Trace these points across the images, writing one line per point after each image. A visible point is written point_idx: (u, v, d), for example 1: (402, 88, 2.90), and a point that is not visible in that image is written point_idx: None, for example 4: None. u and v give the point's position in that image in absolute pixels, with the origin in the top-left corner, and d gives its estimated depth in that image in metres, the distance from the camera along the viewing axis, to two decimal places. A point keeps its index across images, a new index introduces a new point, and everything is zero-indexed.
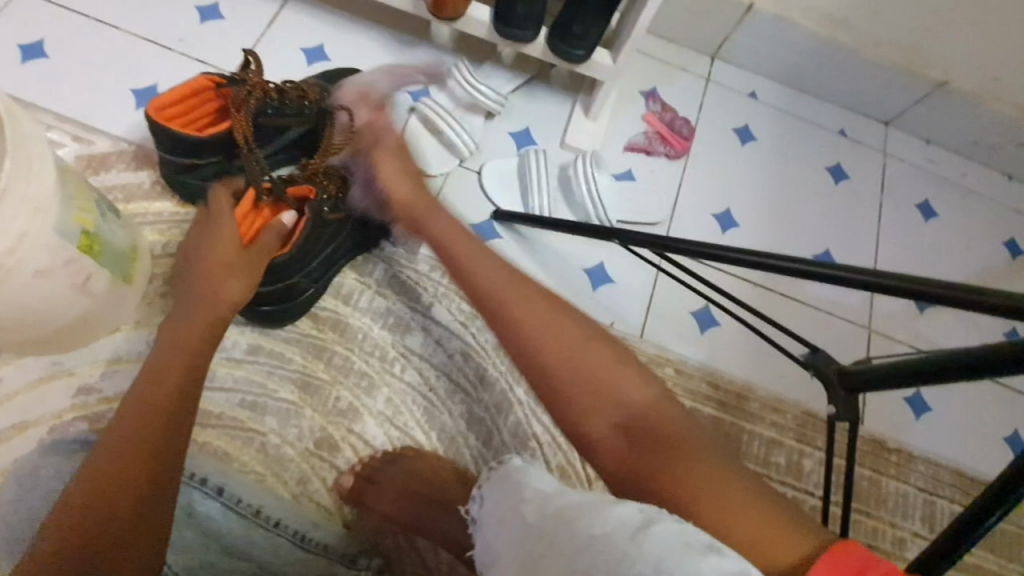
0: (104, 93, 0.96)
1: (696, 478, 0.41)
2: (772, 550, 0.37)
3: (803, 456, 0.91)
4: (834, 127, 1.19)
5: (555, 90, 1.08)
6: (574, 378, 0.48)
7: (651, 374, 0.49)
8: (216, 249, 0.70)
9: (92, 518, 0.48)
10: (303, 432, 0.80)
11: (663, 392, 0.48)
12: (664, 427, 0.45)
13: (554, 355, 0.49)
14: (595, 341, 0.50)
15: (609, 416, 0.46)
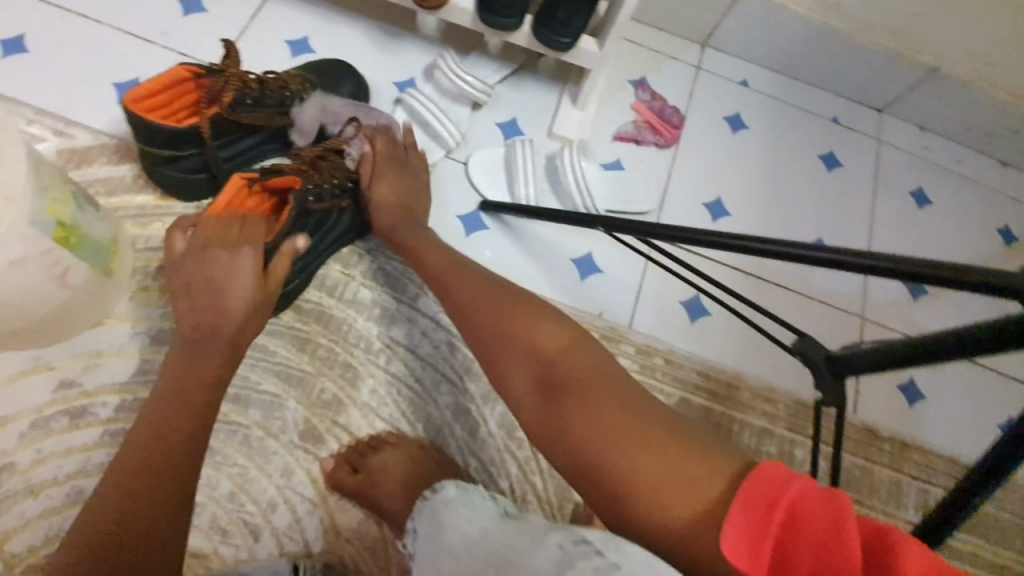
0: (86, 87, 0.95)
1: (604, 421, 0.48)
2: (669, 485, 0.44)
3: (794, 446, 0.90)
4: (827, 115, 1.18)
5: (543, 80, 1.07)
6: (503, 342, 0.57)
7: (568, 329, 0.56)
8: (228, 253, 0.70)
9: (101, 539, 0.53)
10: (287, 424, 0.79)
11: (579, 343, 0.55)
12: (575, 376, 0.52)
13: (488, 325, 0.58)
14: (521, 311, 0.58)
15: (525, 370, 0.55)
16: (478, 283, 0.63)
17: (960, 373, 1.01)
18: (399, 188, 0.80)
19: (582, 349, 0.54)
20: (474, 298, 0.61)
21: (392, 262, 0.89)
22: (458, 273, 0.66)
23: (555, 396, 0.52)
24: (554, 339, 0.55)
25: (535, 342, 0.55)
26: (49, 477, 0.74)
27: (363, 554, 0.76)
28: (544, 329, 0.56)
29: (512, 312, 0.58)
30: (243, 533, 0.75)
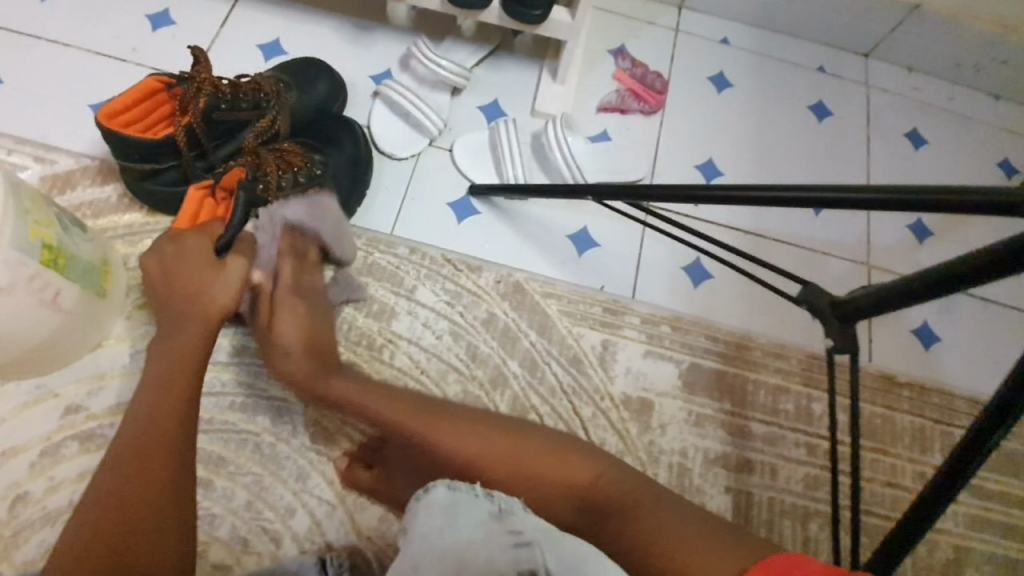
0: (62, 112, 0.94)
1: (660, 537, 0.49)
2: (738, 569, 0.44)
3: (811, 401, 0.89)
4: (812, 65, 1.15)
5: (520, 59, 1.05)
6: (532, 485, 0.57)
7: (588, 452, 0.59)
8: (193, 253, 0.69)
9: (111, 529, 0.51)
10: (297, 428, 0.79)
11: (603, 465, 0.57)
12: (614, 501, 0.54)
13: (507, 473, 0.58)
14: (536, 448, 0.59)
15: (568, 509, 0.56)
16: (476, 431, 0.62)
17: (973, 311, 1.00)
18: (306, 327, 0.72)
19: (611, 472, 0.57)
20: (481, 445, 0.60)
21: (386, 257, 0.89)
22: (449, 420, 0.64)
23: (604, 522, 0.53)
24: (582, 470, 0.57)
25: (563, 476, 0.57)
26: (65, 503, 0.74)
27: (387, 551, 0.75)
28: (571, 461, 0.58)
29: (532, 452, 0.59)
30: (265, 541, 0.74)
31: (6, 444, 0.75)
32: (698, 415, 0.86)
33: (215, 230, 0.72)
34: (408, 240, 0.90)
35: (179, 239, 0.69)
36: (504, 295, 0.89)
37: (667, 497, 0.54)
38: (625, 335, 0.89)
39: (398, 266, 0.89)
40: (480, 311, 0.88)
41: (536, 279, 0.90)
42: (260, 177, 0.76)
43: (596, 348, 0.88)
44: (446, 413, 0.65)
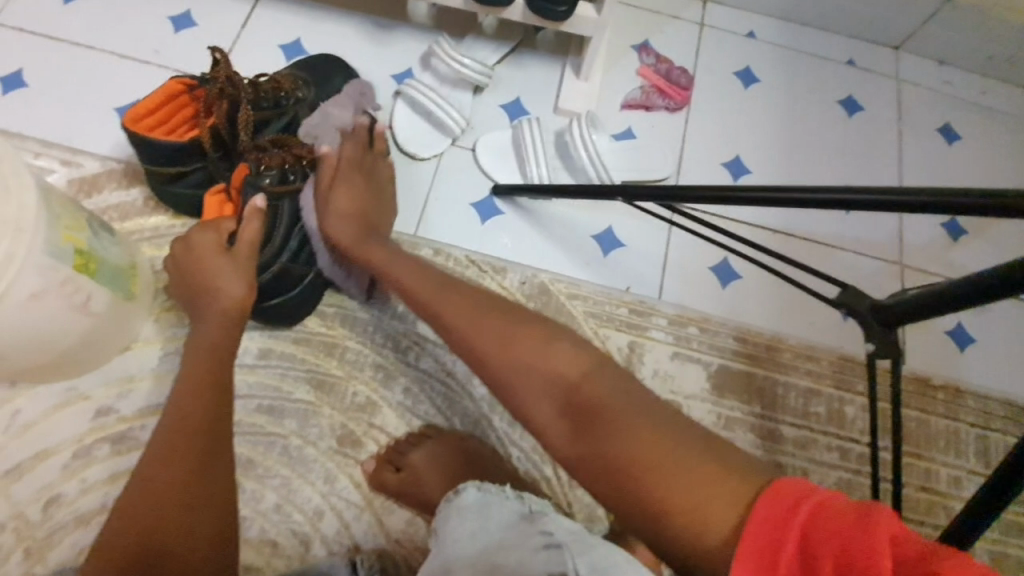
0: (87, 114, 0.95)
1: (650, 455, 0.44)
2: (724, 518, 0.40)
3: (844, 404, 0.87)
4: (841, 59, 1.12)
5: (542, 56, 1.03)
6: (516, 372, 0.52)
7: (584, 348, 0.52)
8: (203, 248, 0.70)
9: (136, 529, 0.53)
10: (324, 430, 0.79)
11: (596, 364, 0.51)
12: (604, 405, 0.48)
13: (500, 357, 0.53)
14: (530, 334, 0.53)
15: (548, 403, 0.50)
16: (475, 310, 0.57)
17: (1010, 312, 0.97)
18: (358, 200, 0.74)
19: (605, 370, 0.51)
20: (486, 330, 0.55)
21: (410, 259, 0.89)
22: (458, 304, 0.59)
23: (587, 425, 0.48)
24: (577, 366, 0.51)
25: (553, 367, 0.51)
26: (97, 505, 0.74)
27: (415, 554, 0.75)
28: (568, 356, 0.51)
29: (532, 339, 0.53)
30: (294, 543, 0.74)
31: (39, 446, 0.76)
32: (727, 418, 0.84)
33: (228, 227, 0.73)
34: (432, 241, 0.90)
35: (188, 237, 0.72)
36: (530, 296, 0.88)
37: (662, 407, 0.48)
38: (652, 337, 0.87)
39: None
40: None
41: (561, 280, 0.90)
42: (267, 171, 0.75)
43: (622, 350, 0.86)
44: (457, 290, 0.61)
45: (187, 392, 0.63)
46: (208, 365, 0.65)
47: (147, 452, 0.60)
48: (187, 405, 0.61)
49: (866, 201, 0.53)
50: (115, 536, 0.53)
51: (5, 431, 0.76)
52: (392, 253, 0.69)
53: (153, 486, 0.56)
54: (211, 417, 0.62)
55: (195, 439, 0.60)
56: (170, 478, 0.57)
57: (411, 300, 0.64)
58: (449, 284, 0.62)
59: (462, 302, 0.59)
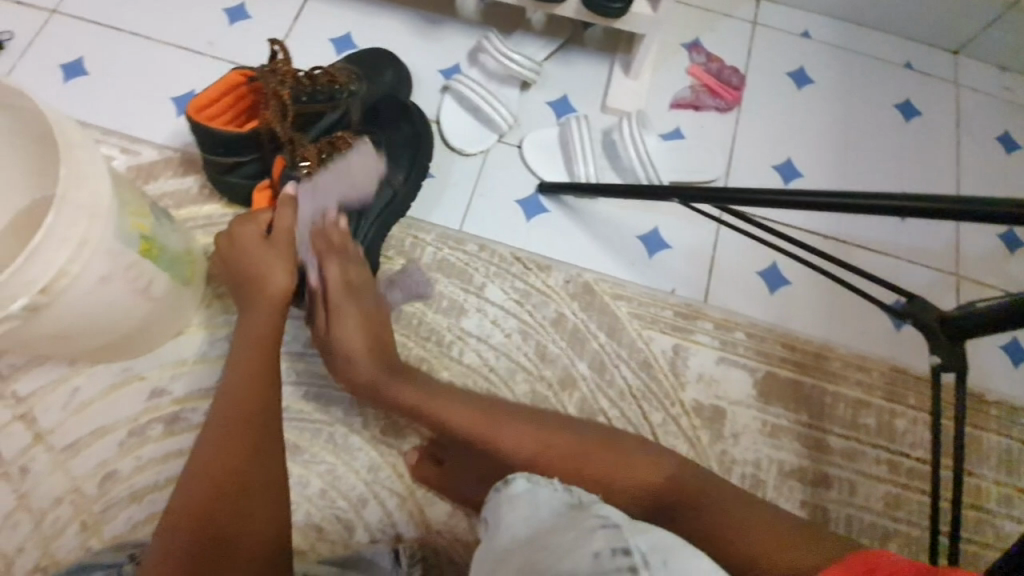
0: (145, 103, 0.97)
1: (733, 523, 0.51)
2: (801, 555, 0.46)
3: (894, 416, 0.85)
4: (898, 61, 1.09)
5: (591, 53, 1.02)
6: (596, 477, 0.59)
7: (658, 454, 0.61)
8: (247, 234, 0.72)
9: (194, 509, 0.54)
10: (368, 420, 0.80)
11: (674, 466, 0.60)
12: (686, 496, 0.57)
13: (576, 468, 0.60)
14: (602, 445, 0.62)
15: (638, 507, 0.58)
16: (542, 425, 0.65)
17: None
18: (369, 313, 0.74)
19: (682, 474, 0.59)
20: (561, 446, 0.62)
21: (456, 254, 0.89)
22: (526, 423, 0.65)
23: (677, 516, 0.55)
24: (655, 471, 0.60)
25: (639, 475, 0.59)
26: (150, 483, 0.77)
27: (455, 546, 0.76)
28: (644, 462, 0.60)
29: (606, 454, 0.61)
30: (338, 529, 0.76)
31: (97, 424, 0.78)
32: (772, 425, 0.84)
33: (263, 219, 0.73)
34: (477, 237, 0.90)
35: (231, 230, 0.72)
36: (574, 295, 0.88)
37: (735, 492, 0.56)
38: (697, 340, 0.87)
39: (468, 263, 0.89)
40: (549, 311, 0.87)
41: (606, 280, 0.89)
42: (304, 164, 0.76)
43: (667, 353, 0.86)
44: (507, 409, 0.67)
45: (240, 384, 0.63)
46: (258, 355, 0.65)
47: (198, 445, 0.59)
48: (240, 395, 0.62)
49: (879, 206, 0.53)
50: (174, 518, 0.53)
51: (66, 408, 0.78)
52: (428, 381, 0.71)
53: (215, 476, 0.56)
54: (264, 405, 0.62)
55: (252, 429, 0.60)
56: (232, 469, 0.57)
57: (460, 428, 0.66)
58: (504, 406, 0.68)
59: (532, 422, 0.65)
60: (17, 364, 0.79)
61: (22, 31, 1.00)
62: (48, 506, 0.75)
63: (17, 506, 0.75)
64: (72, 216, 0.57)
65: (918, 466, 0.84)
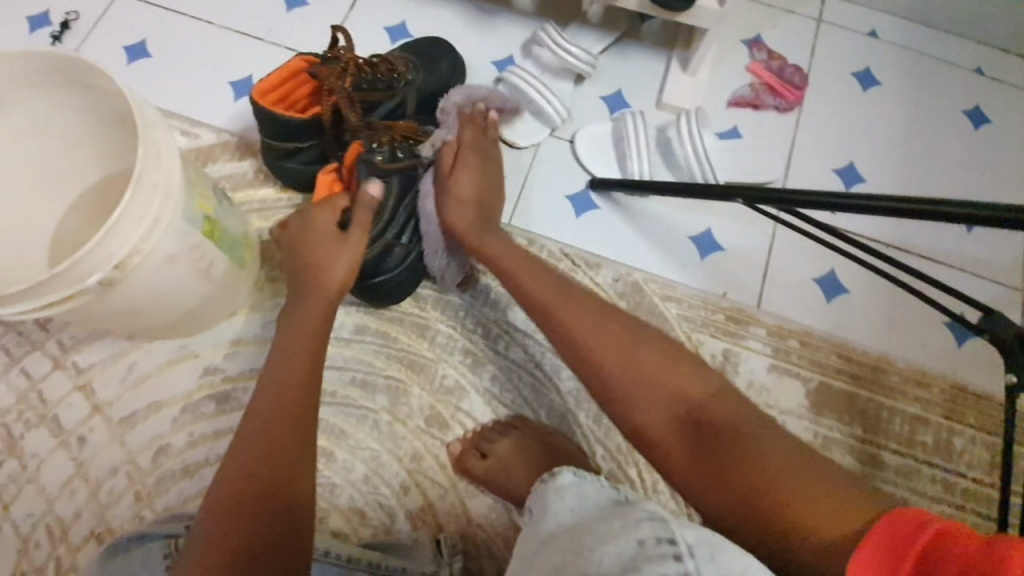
0: (204, 87, 0.99)
1: (771, 462, 0.49)
2: (831, 518, 0.44)
3: (953, 435, 0.82)
4: (971, 65, 1.03)
5: (647, 48, 1.00)
6: (641, 381, 0.57)
7: (709, 371, 0.58)
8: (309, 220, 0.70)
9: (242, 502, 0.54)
10: (413, 409, 0.80)
11: (720, 387, 0.57)
12: (721, 420, 0.54)
13: (620, 366, 0.58)
14: (656, 347, 0.59)
15: (667, 416, 0.56)
16: (606, 314, 0.62)
17: None
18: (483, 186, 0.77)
19: (727, 397, 0.56)
20: (615, 343, 0.59)
21: None
22: (587, 309, 0.62)
23: (706, 439, 0.53)
24: (700, 386, 0.56)
25: (680, 386, 0.56)
26: (201, 459, 0.79)
27: (495, 540, 0.76)
28: (689, 377, 0.57)
29: (655, 360, 0.58)
30: (379, 515, 0.76)
31: (152, 398, 0.81)
32: (824, 438, 0.81)
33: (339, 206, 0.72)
34: (526, 230, 0.89)
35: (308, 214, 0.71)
36: (622, 294, 0.87)
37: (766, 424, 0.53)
38: (749, 346, 0.85)
39: None
40: None
41: (655, 281, 0.87)
42: (378, 148, 0.74)
43: (716, 357, 0.84)
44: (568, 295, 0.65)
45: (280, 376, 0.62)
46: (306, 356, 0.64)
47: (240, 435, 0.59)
48: (283, 392, 0.61)
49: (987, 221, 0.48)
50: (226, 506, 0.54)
51: (123, 382, 0.81)
52: (513, 245, 0.72)
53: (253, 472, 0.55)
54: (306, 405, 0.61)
55: (295, 424, 0.59)
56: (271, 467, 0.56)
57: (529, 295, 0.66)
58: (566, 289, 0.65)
59: (589, 308, 0.63)
60: (79, 337, 0.82)
61: (90, 13, 1.02)
62: (103, 475, 0.78)
63: (76, 474, 0.78)
64: (148, 195, 0.58)
65: (977, 488, 0.80)
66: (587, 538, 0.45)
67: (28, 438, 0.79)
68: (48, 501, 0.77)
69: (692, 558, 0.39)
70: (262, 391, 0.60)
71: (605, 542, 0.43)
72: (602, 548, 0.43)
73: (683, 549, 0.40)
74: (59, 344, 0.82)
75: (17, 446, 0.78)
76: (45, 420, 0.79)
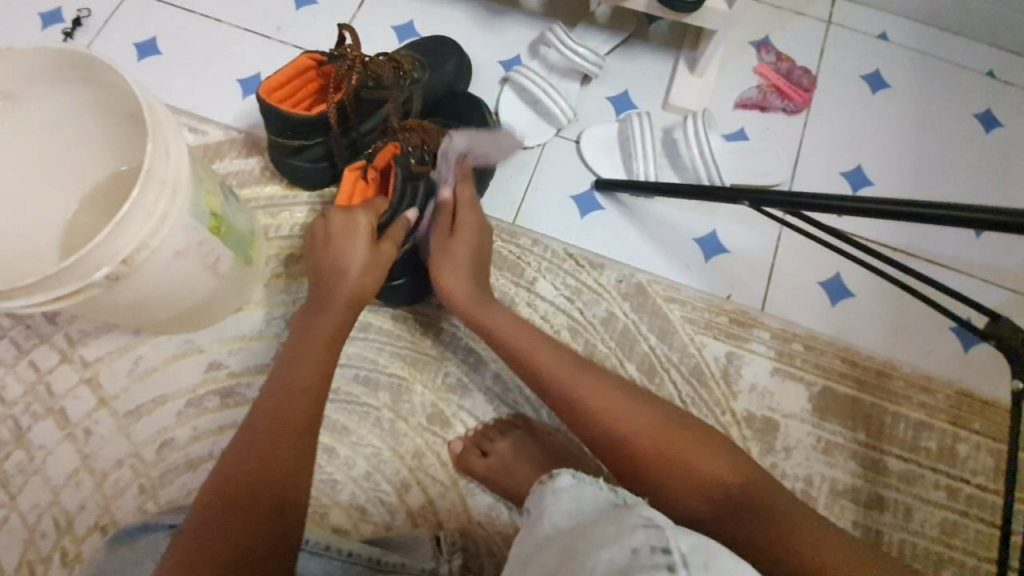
0: (214, 84, 1.00)
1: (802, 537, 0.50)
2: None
3: (957, 441, 0.81)
4: (982, 68, 1.02)
5: (655, 48, 1.00)
6: (671, 466, 0.58)
7: (732, 448, 0.59)
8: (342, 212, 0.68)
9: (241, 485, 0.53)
10: (415, 406, 0.81)
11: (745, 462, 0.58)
12: (751, 498, 0.55)
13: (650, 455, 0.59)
14: (679, 430, 0.60)
15: (700, 500, 0.56)
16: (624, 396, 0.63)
17: None
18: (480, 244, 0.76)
19: (753, 474, 0.57)
20: (637, 422, 0.61)
21: (509, 246, 0.88)
22: (606, 388, 0.63)
23: (743, 516, 0.54)
24: (728, 471, 0.57)
25: (708, 468, 0.57)
26: (205, 453, 0.79)
27: (495, 538, 0.76)
28: (718, 462, 0.57)
29: (680, 438, 0.59)
30: (380, 512, 0.77)
31: (158, 393, 0.81)
32: (827, 442, 0.81)
33: (380, 206, 0.71)
34: (531, 229, 0.89)
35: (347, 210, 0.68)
36: (626, 295, 0.87)
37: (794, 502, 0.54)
38: (752, 349, 0.84)
39: (521, 257, 0.88)
40: (599, 309, 0.86)
41: (659, 282, 0.87)
42: (410, 150, 0.74)
43: (719, 359, 0.84)
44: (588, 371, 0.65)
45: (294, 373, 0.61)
46: (321, 355, 0.63)
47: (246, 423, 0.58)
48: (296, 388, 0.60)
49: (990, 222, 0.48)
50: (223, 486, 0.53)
51: (130, 375, 0.82)
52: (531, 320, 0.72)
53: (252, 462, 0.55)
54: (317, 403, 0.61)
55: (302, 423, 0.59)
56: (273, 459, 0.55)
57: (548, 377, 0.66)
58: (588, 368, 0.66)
59: (611, 387, 0.63)
60: (86, 330, 0.83)
61: (101, 10, 1.04)
62: (109, 468, 0.78)
63: (82, 465, 0.79)
64: (155, 191, 0.59)
65: (980, 494, 0.80)
66: (582, 544, 0.44)
67: (35, 429, 0.80)
68: (54, 492, 0.78)
69: (685, 567, 0.38)
70: (279, 382, 0.61)
71: (599, 548, 0.42)
72: (595, 555, 0.42)
73: (677, 558, 0.39)
74: (67, 337, 0.83)
75: (25, 437, 0.79)
76: (53, 412, 0.80)
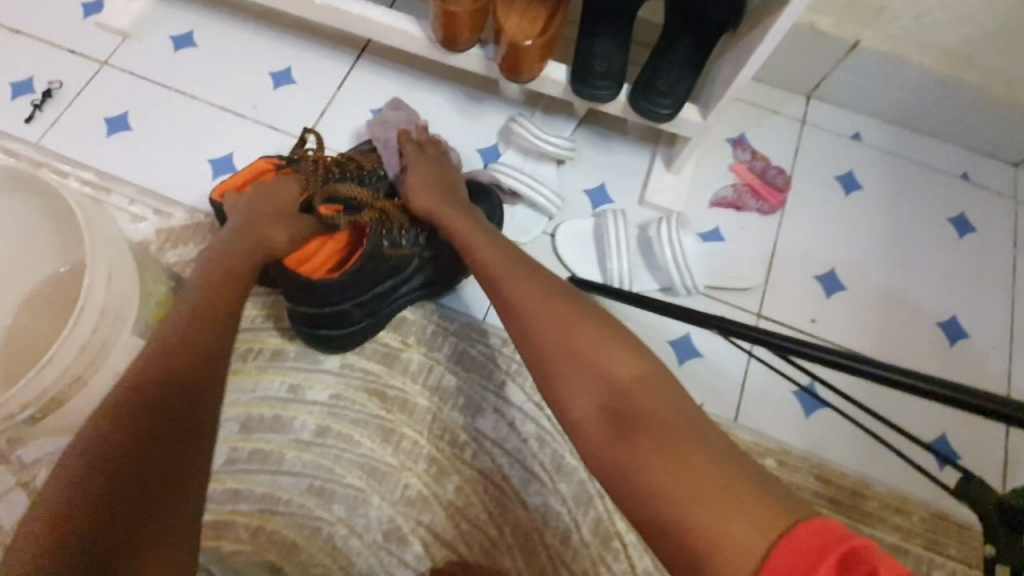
0: (184, 164, 0.98)
1: (695, 478, 0.40)
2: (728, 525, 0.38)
3: (932, 567, 0.79)
4: (954, 171, 1.03)
5: (630, 142, 1.00)
6: (555, 349, 0.51)
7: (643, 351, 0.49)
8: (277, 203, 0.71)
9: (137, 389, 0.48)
10: (371, 522, 0.76)
11: (654, 369, 0.48)
12: (650, 410, 0.45)
13: (550, 337, 0.51)
14: (585, 325, 0.51)
15: (591, 405, 0.47)
16: (547, 289, 0.56)
17: None
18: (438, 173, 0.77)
19: (657, 383, 0.47)
20: (549, 313, 0.53)
21: (479, 346, 0.85)
22: (522, 278, 0.58)
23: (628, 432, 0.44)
24: (627, 368, 0.48)
25: (608, 366, 0.48)
26: None
27: None
28: (585, 330, 0.51)
29: (586, 336, 0.50)
30: None
31: None
32: None
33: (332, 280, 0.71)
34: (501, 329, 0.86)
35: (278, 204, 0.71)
36: None
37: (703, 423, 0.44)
38: None
39: (491, 357, 0.84)
40: None
41: None
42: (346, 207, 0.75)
43: None
44: (515, 260, 0.62)
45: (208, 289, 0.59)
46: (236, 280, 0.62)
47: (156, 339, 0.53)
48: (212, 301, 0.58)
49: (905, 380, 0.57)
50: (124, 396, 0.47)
51: None
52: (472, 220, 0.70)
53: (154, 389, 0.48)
54: (214, 341, 0.54)
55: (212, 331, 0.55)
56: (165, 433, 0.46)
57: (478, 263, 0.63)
58: (520, 265, 0.60)
59: (525, 274, 0.59)
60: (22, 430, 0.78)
61: (72, 82, 1.03)
62: None
63: None
64: (89, 322, 0.58)
65: None
66: None
67: None
68: None
69: None
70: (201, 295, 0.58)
71: None
72: None
73: None
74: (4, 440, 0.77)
75: None
76: None
